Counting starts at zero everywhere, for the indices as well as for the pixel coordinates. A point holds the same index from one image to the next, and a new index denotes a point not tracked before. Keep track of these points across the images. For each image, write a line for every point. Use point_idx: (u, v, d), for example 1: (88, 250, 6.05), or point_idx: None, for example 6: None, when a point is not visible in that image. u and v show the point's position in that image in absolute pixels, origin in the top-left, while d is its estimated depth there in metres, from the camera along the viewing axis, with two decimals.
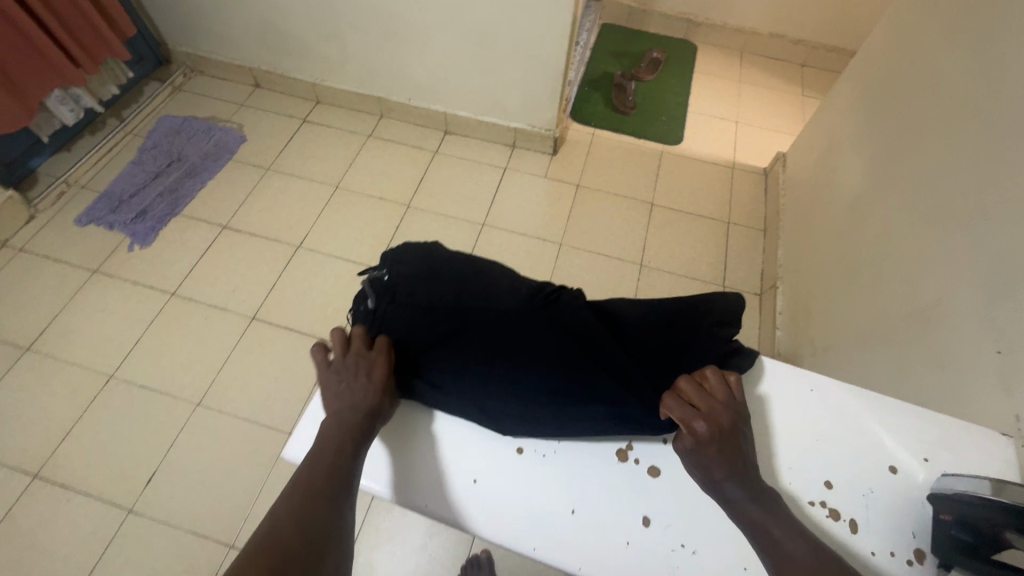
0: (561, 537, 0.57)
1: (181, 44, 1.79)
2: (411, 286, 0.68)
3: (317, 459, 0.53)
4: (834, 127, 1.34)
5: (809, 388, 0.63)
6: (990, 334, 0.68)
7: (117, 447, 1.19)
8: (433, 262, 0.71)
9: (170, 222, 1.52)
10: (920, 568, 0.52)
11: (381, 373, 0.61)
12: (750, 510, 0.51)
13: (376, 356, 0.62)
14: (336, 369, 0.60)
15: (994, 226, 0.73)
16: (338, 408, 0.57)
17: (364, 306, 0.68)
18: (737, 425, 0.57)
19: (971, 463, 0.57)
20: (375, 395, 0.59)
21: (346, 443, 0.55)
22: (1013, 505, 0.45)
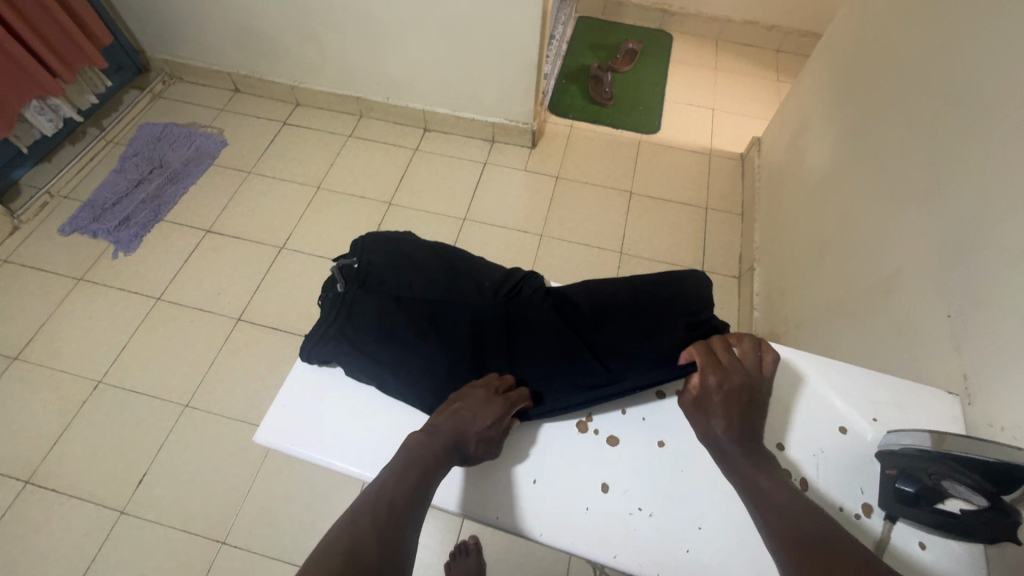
0: (523, 505, 0.59)
1: (159, 52, 1.80)
2: (382, 273, 0.70)
3: (401, 474, 0.52)
4: (804, 109, 1.36)
5: None
6: (942, 299, 0.70)
7: (108, 451, 1.20)
8: (403, 251, 0.73)
9: (153, 228, 1.53)
10: (867, 521, 0.54)
11: (495, 419, 0.58)
12: (739, 461, 0.54)
13: (502, 401, 0.60)
14: (463, 393, 0.61)
15: (945, 196, 0.75)
16: (438, 429, 0.57)
17: (333, 291, 0.69)
18: (751, 384, 0.60)
19: (915, 420, 0.60)
20: (476, 437, 0.57)
21: (423, 461, 0.54)
22: (957, 457, 0.47)
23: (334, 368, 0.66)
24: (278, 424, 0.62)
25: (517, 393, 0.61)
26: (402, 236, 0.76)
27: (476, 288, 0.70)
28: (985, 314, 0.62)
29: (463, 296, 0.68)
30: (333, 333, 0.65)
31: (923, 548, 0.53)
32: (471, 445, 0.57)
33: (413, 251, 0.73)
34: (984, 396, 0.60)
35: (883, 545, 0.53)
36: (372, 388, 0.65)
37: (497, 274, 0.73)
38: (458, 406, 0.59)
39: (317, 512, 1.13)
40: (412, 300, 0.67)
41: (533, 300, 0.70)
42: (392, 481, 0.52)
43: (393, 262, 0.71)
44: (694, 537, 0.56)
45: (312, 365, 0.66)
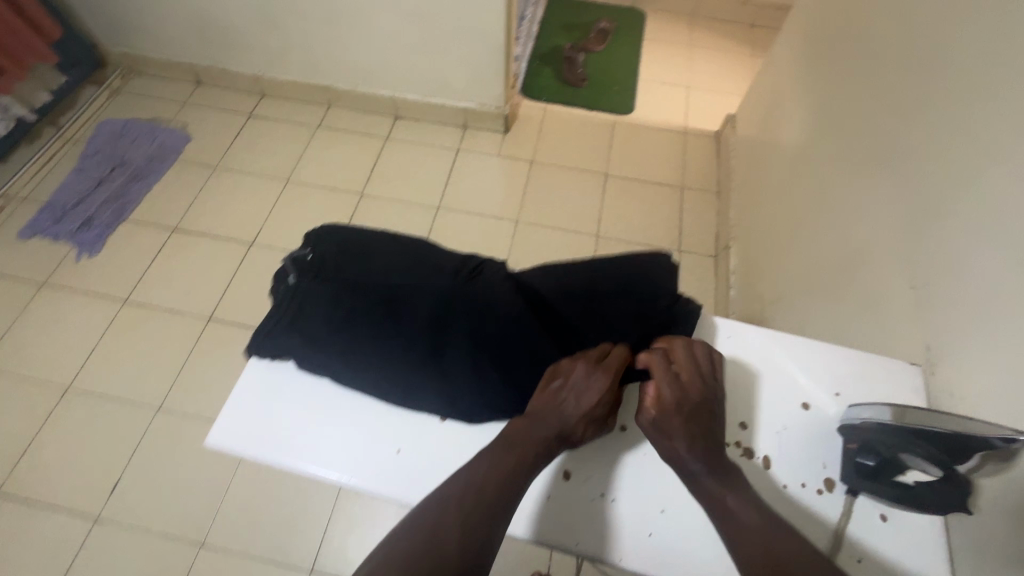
0: (537, 510, 0.57)
1: (116, 45, 1.73)
2: (336, 263, 0.68)
3: (500, 464, 0.52)
4: (776, 83, 1.35)
5: (727, 334, 0.66)
6: (907, 270, 0.70)
7: (80, 458, 1.17)
8: (359, 242, 0.71)
9: (118, 229, 1.49)
10: (829, 495, 0.55)
11: (600, 397, 0.56)
12: (704, 480, 0.52)
13: (604, 374, 0.57)
14: (561, 368, 0.58)
15: (908, 167, 0.75)
16: (541, 414, 0.56)
17: (285, 283, 0.68)
18: (709, 398, 0.57)
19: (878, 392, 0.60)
20: (580, 419, 0.56)
21: (527, 452, 0.53)
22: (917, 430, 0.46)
23: (287, 362, 0.65)
24: (230, 426, 0.60)
25: (615, 361, 0.59)
26: (355, 227, 0.73)
27: (434, 276, 0.66)
28: (950, 284, 0.62)
29: (422, 285, 0.65)
30: (284, 326, 0.64)
31: (885, 520, 0.53)
32: (578, 429, 0.56)
33: (365, 241, 0.71)
34: (948, 367, 0.60)
35: (846, 520, 0.53)
36: (327, 381, 0.63)
37: (460, 260, 0.70)
38: (555, 386, 0.57)
39: (297, 509, 1.12)
40: (365, 288, 0.65)
41: (493, 283, 0.66)
42: (488, 472, 0.51)
43: (344, 254, 0.69)
44: (656, 519, 0.57)
45: (266, 360, 0.65)
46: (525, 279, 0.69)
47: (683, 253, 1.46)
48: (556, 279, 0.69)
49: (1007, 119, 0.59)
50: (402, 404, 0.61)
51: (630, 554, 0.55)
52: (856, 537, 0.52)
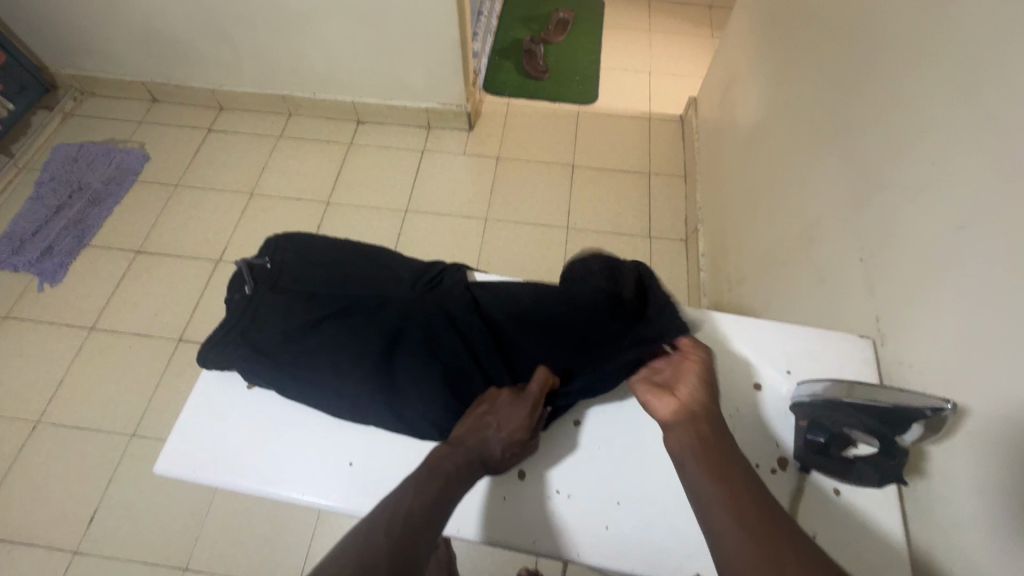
0: (486, 513, 0.58)
1: (65, 67, 1.69)
2: (293, 272, 0.67)
3: (426, 485, 0.50)
4: (731, 63, 1.35)
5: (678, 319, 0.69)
6: (855, 243, 0.71)
7: (55, 492, 1.15)
8: (316, 251, 0.69)
9: (80, 255, 1.46)
10: (783, 472, 0.59)
11: (521, 424, 0.56)
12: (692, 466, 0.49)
13: (526, 402, 0.57)
14: (488, 398, 0.59)
15: (852, 140, 0.76)
16: (462, 441, 0.55)
17: (240, 292, 0.66)
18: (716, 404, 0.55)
19: (827, 367, 0.64)
20: (500, 445, 0.55)
21: (450, 478, 0.51)
22: (866, 405, 0.50)
23: (235, 374, 0.64)
24: (179, 449, 0.59)
25: (537, 390, 0.58)
26: (315, 236, 0.72)
27: (391, 287, 0.66)
28: (894, 255, 0.63)
29: (377, 298, 0.65)
30: (234, 336, 0.62)
31: (837, 493, 0.57)
32: (498, 455, 0.55)
33: (324, 249, 0.70)
34: (894, 337, 0.61)
35: (798, 495, 0.57)
36: (278, 397, 0.62)
37: (422, 270, 0.70)
38: (476, 416, 0.57)
39: (280, 525, 1.11)
40: (322, 298, 0.65)
41: (453, 292, 0.67)
42: (415, 493, 0.48)
43: (303, 264, 0.68)
44: (612, 511, 0.57)
45: (215, 372, 0.64)
46: (483, 287, 0.69)
47: (653, 240, 1.46)
48: (513, 287, 0.68)
49: (937, 87, 0.59)
50: (350, 417, 0.59)
51: (587, 547, 0.56)
52: (808, 511, 0.56)
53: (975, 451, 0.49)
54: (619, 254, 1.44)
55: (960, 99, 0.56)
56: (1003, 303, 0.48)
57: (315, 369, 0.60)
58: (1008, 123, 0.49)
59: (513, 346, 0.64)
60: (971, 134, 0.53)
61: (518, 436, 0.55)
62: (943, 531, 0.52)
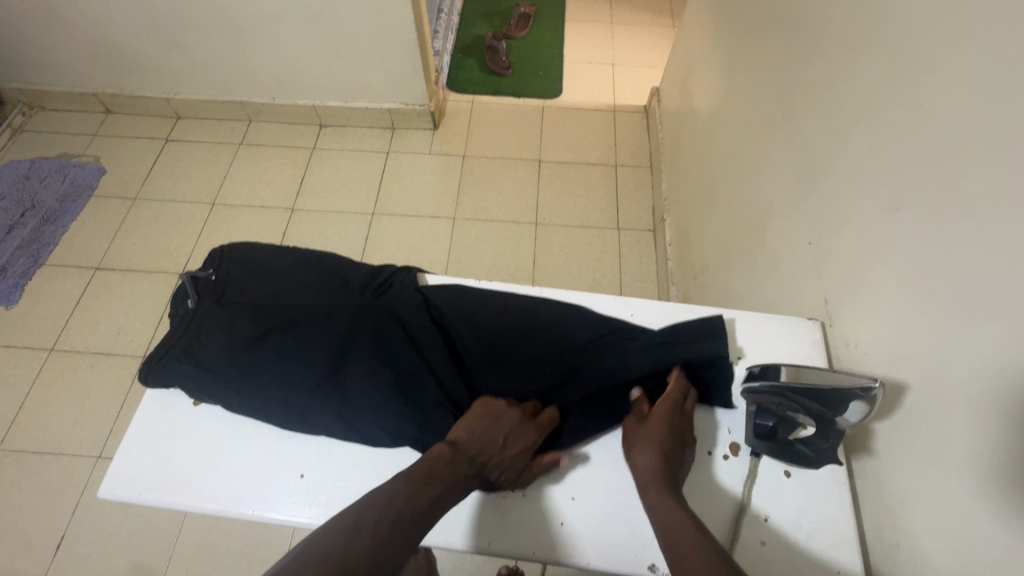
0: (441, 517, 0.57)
1: (11, 81, 1.63)
2: (241, 284, 0.66)
3: (419, 487, 0.48)
4: (689, 51, 1.35)
5: (630, 313, 0.70)
6: (804, 228, 0.72)
7: (19, 519, 1.12)
8: (266, 261, 0.68)
9: (35, 275, 1.41)
10: (736, 459, 0.60)
11: (527, 450, 0.56)
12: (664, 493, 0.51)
13: (536, 428, 0.57)
14: (495, 411, 0.57)
15: (798, 126, 0.76)
16: (464, 451, 0.52)
17: (183, 308, 0.64)
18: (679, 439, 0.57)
19: (776, 351, 0.66)
20: (501, 464, 0.54)
21: (445, 486, 0.49)
22: (808, 387, 0.52)
23: (179, 391, 0.62)
24: (122, 473, 0.58)
25: (547, 418, 0.59)
26: (263, 246, 0.71)
27: (340, 299, 0.66)
28: (840, 239, 0.64)
29: (325, 313, 0.65)
30: (176, 353, 0.61)
31: (787, 476, 0.58)
32: (494, 472, 0.54)
33: (271, 259, 0.69)
34: (841, 319, 0.62)
35: (751, 480, 0.58)
36: (226, 411, 0.61)
37: (374, 275, 0.70)
38: (488, 430, 0.55)
39: (255, 539, 1.10)
40: (269, 310, 0.64)
41: (404, 296, 0.67)
42: (408, 496, 0.47)
43: (250, 276, 0.67)
44: (567, 506, 0.58)
45: (159, 390, 0.62)
46: (436, 293, 0.69)
47: (621, 231, 1.47)
48: (466, 293, 0.69)
49: (876, 69, 0.60)
50: (300, 430, 0.58)
51: (549, 548, 0.56)
52: (761, 497, 0.57)
53: (913, 424, 0.51)
54: (588, 247, 1.44)
55: (897, 80, 0.56)
56: (938, 281, 0.49)
57: (265, 381, 0.60)
58: (942, 102, 0.50)
59: (466, 350, 0.65)
60: (905, 117, 0.55)
61: (518, 461, 0.55)
62: (889, 506, 0.53)
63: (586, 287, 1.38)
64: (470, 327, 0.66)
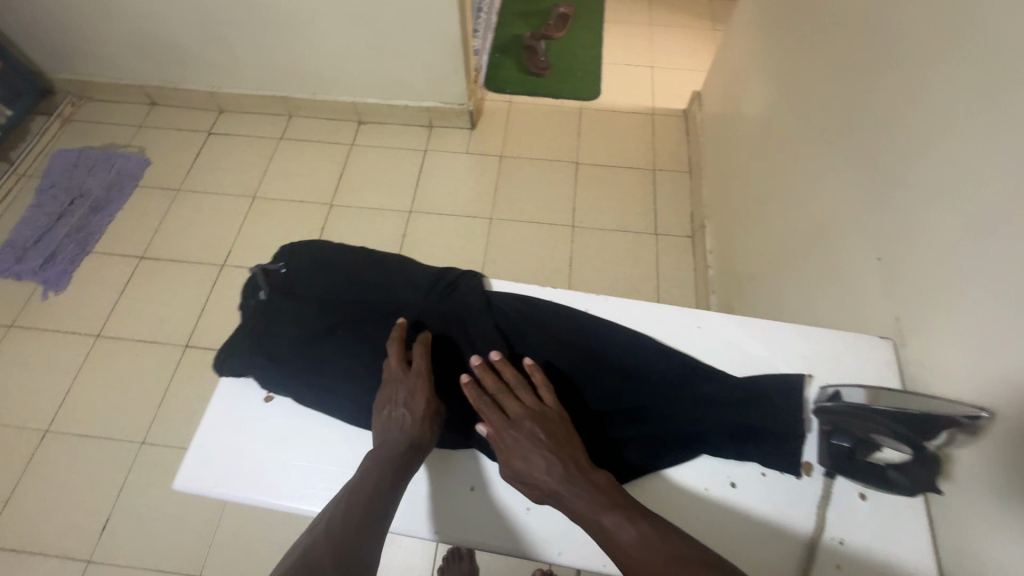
0: (509, 526, 0.58)
1: (62, 71, 1.67)
2: (307, 279, 0.69)
3: (369, 483, 0.53)
4: (735, 57, 1.34)
5: (698, 325, 0.70)
6: (871, 243, 0.70)
7: (65, 500, 1.15)
8: (333, 258, 0.71)
9: (82, 262, 1.45)
10: (808, 479, 0.59)
11: (427, 401, 0.59)
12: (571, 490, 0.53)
13: (421, 380, 0.60)
14: (383, 388, 0.60)
15: (865, 136, 0.74)
16: (386, 442, 0.56)
17: (255, 298, 0.68)
18: (545, 420, 0.58)
19: (850, 371, 0.64)
20: (422, 428, 0.57)
21: (389, 476, 0.54)
22: (889, 412, 0.53)
23: (250, 380, 0.63)
24: (194, 460, 0.59)
25: (421, 364, 0.61)
26: (330, 241, 0.74)
27: (404, 301, 0.68)
28: (912, 255, 0.62)
29: (386, 315, 0.67)
30: (249, 341, 0.65)
31: (862, 499, 0.58)
32: (425, 437, 0.57)
33: (337, 257, 0.71)
34: (916, 339, 0.61)
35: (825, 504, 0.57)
36: (297, 406, 0.62)
37: (438, 276, 0.71)
38: (381, 413, 0.58)
39: (293, 530, 1.11)
40: (332, 306, 0.67)
41: (466, 299, 0.68)
42: (362, 494, 0.52)
43: (318, 273, 0.70)
44: None
45: (233, 378, 0.63)
46: (500, 297, 0.70)
47: (659, 236, 1.45)
48: (529, 301, 0.70)
49: (954, 81, 0.58)
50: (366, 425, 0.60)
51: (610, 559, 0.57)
52: (837, 519, 0.57)
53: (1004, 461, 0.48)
54: (625, 252, 1.43)
55: (981, 93, 0.54)
56: None
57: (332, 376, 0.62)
58: None
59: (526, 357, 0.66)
60: (991, 133, 0.53)
61: (429, 412, 0.58)
62: (971, 543, 0.51)
63: (622, 291, 1.37)
64: (526, 332, 0.67)
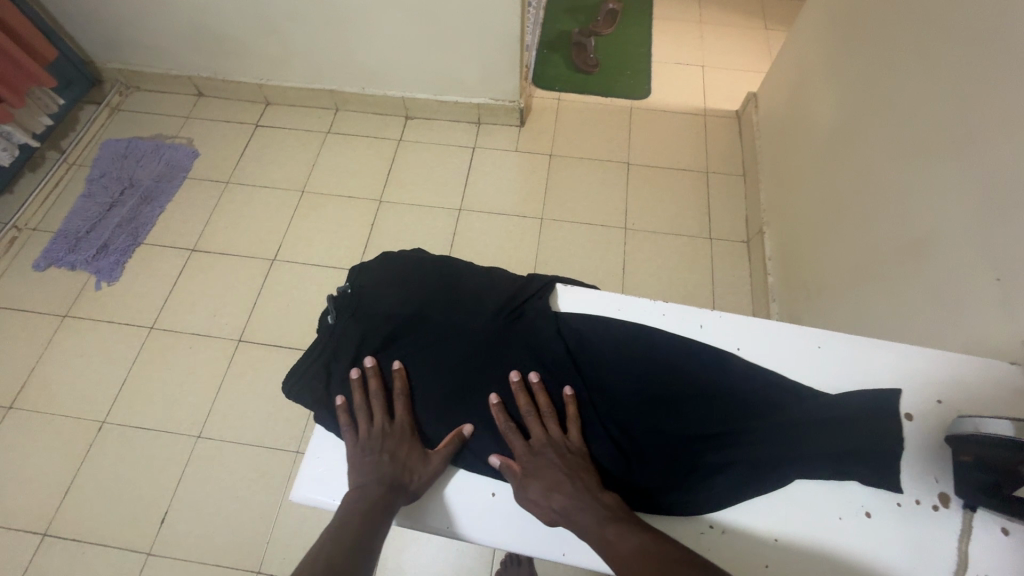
0: None
1: (111, 61, 1.67)
2: (375, 295, 0.77)
3: (355, 512, 0.59)
4: (801, 59, 1.30)
5: (817, 345, 0.72)
6: (987, 262, 0.68)
7: (125, 491, 1.16)
8: (406, 273, 0.79)
9: (134, 254, 1.45)
10: (947, 510, 0.61)
11: (408, 446, 0.67)
12: (581, 512, 0.60)
13: (402, 428, 0.69)
14: (364, 434, 0.68)
15: (975, 150, 0.72)
16: (368, 478, 0.63)
17: (327, 321, 0.77)
18: (561, 452, 0.66)
19: (981, 398, 0.64)
20: (404, 469, 0.65)
21: (375, 507, 0.60)
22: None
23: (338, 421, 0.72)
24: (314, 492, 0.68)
25: (404, 412, 0.70)
26: (402, 259, 0.81)
27: (472, 312, 0.76)
28: None
29: (457, 323, 0.75)
30: (323, 359, 0.74)
31: (1006, 534, 0.59)
32: (407, 477, 0.64)
33: (408, 278, 0.79)
34: None
35: (965, 539, 0.59)
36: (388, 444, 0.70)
37: (504, 286, 0.79)
38: (363, 456, 0.66)
39: None
40: (402, 326, 0.75)
41: (533, 321, 0.75)
42: (352, 519, 0.58)
43: (385, 293, 0.77)
44: (772, 548, 0.63)
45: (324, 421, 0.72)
46: (567, 316, 0.76)
47: (714, 241, 1.43)
48: (600, 322, 0.76)
49: None
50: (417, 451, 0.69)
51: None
52: (979, 557, 0.58)
53: None
54: (679, 257, 1.41)
55: None
56: None
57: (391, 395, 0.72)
58: None
59: (576, 378, 0.72)
60: None
61: (411, 454, 0.66)
62: None
63: (677, 296, 1.35)
64: (588, 339, 0.75)
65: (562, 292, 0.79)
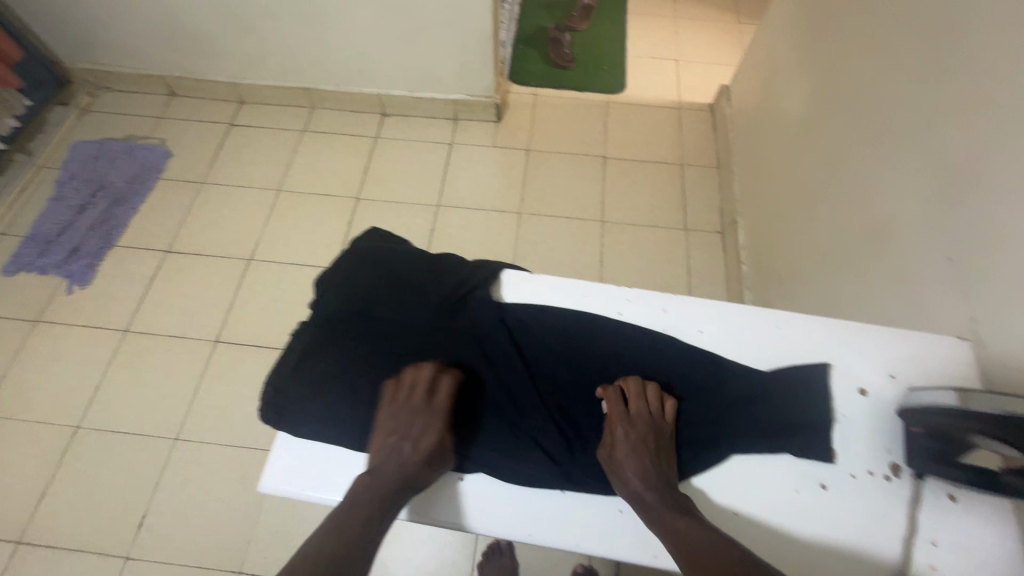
0: (605, 525, 0.65)
1: (80, 61, 1.64)
2: (326, 298, 0.78)
3: (359, 503, 0.59)
4: (771, 52, 1.32)
5: (774, 324, 0.74)
6: (944, 243, 0.70)
7: (101, 496, 1.15)
8: (348, 271, 0.79)
9: (107, 257, 1.43)
10: (898, 480, 0.64)
11: (433, 436, 0.66)
12: (654, 500, 0.61)
13: (434, 414, 0.68)
14: (384, 421, 0.67)
15: (931, 135, 0.74)
16: (380, 468, 0.63)
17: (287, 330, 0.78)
18: (655, 435, 0.66)
19: (932, 373, 0.67)
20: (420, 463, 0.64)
21: (383, 500, 0.60)
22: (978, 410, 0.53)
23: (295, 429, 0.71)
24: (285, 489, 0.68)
25: (440, 400, 0.69)
26: (349, 257, 0.81)
27: (418, 305, 0.76)
28: (992, 258, 0.63)
29: (402, 312, 0.76)
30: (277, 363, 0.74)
31: (953, 500, 0.61)
32: (421, 472, 0.64)
33: (353, 275, 0.79)
34: (995, 339, 0.63)
35: (916, 507, 0.62)
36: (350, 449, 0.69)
37: (446, 275, 0.79)
38: (383, 443, 0.65)
39: None
40: (348, 321, 0.75)
41: (478, 311, 0.76)
42: (354, 508, 0.59)
43: (332, 295, 0.77)
44: (734, 523, 0.64)
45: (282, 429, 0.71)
46: (510, 306, 0.77)
47: (689, 232, 1.45)
48: (545, 312, 0.76)
49: None
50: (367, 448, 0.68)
51: None
52: (929, 523, 0.61)
53: None
54: (656, 249, 1.43)
55: None
56: None
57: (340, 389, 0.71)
58: None
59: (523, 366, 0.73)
60: None
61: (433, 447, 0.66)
62: None
63: (654, 287, 1.37)
64: (534, 328, 0.75)
65: (506, 279, 0.80)
